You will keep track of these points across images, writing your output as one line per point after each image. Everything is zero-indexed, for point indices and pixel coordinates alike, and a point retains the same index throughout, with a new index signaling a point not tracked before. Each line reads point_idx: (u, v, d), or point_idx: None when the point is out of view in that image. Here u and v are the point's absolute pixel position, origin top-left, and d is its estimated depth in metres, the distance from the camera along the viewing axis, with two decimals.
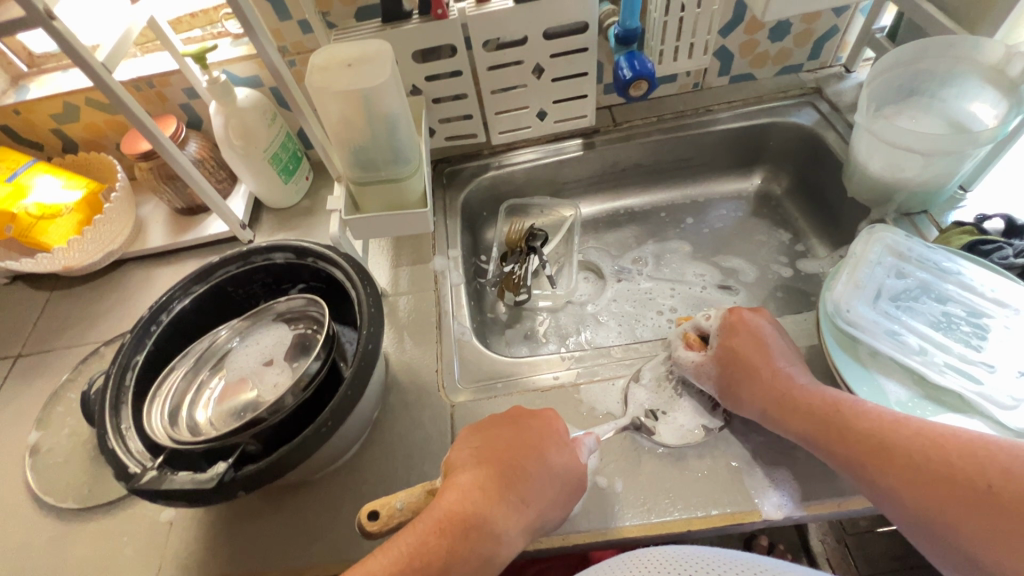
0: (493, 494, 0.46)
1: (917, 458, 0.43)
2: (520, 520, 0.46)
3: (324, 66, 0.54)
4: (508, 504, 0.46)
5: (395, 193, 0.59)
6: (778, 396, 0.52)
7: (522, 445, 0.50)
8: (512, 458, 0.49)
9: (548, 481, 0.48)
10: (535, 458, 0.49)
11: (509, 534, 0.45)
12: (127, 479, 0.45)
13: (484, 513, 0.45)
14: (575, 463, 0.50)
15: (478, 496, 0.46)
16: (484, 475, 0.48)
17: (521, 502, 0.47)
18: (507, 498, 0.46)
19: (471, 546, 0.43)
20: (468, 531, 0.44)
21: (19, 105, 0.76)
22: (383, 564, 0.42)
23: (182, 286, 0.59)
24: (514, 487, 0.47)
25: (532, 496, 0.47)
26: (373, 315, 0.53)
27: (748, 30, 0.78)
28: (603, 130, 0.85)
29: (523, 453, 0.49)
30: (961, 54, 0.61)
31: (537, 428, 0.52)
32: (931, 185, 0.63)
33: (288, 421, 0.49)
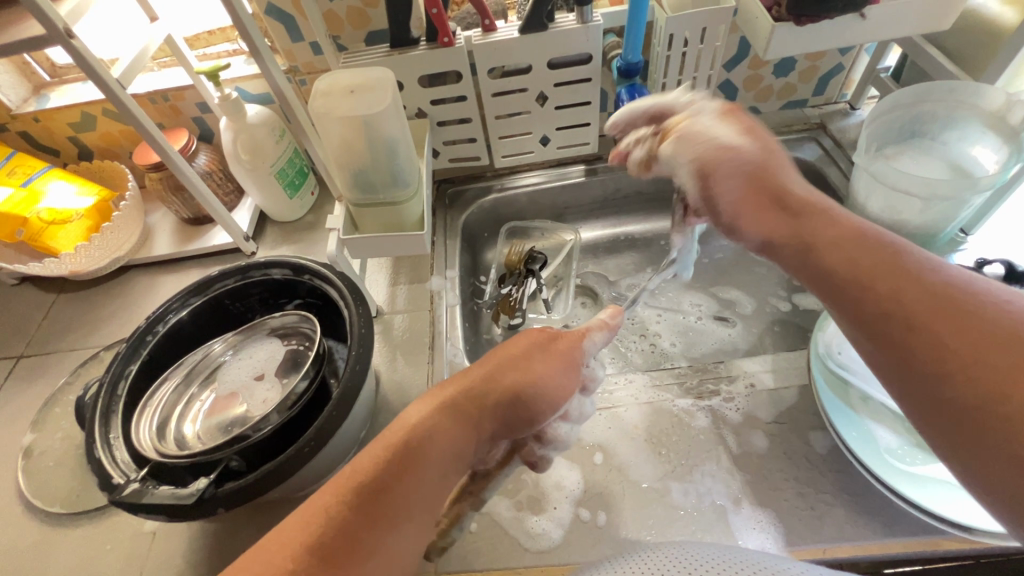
0: (464, 418, 0.44)
1: (891, 288, 0.36)
2: (475, 432, 0.44)
3: (328, 91, 0.56)
4: (466, 418, 0.44)
5: (392, 215, 0.60)
6: (785, 219, 0.44)
7: (513, 365, 0.48)
8: (470, 372, 0.47)
9: (534, 401, 0.46)
10: (523, 379, 0.47)
11: (462, 446, 0.43)
12: (111, 489, 0.46)
13: (448, 432, 0.42)
14: (550, 355, 0.50)
15: (448, 416, 0.43)
16: (442, 390, 0.46)
17: (488, 428, 0.45)
18: (463, 412, 0.44)
19: (430, 464, 0.40)
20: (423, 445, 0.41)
21: (39, 113, 0.79)
22: (332, 492, 0.37)
23: (180, 298, 0.60)
24: (474, 397, 0.45)
25: (491, 404, 0.46)
26: (363, 335, 0.54)
27: (752, 65, 0.79)
28: (606, 157, 0.86)
29: (486, 362, 0.48)
30: (962, 98, 0.61)
31: (516, 337, 0.51)
32: (931, 227, 0.63)
33: (273, 439, 0.49)
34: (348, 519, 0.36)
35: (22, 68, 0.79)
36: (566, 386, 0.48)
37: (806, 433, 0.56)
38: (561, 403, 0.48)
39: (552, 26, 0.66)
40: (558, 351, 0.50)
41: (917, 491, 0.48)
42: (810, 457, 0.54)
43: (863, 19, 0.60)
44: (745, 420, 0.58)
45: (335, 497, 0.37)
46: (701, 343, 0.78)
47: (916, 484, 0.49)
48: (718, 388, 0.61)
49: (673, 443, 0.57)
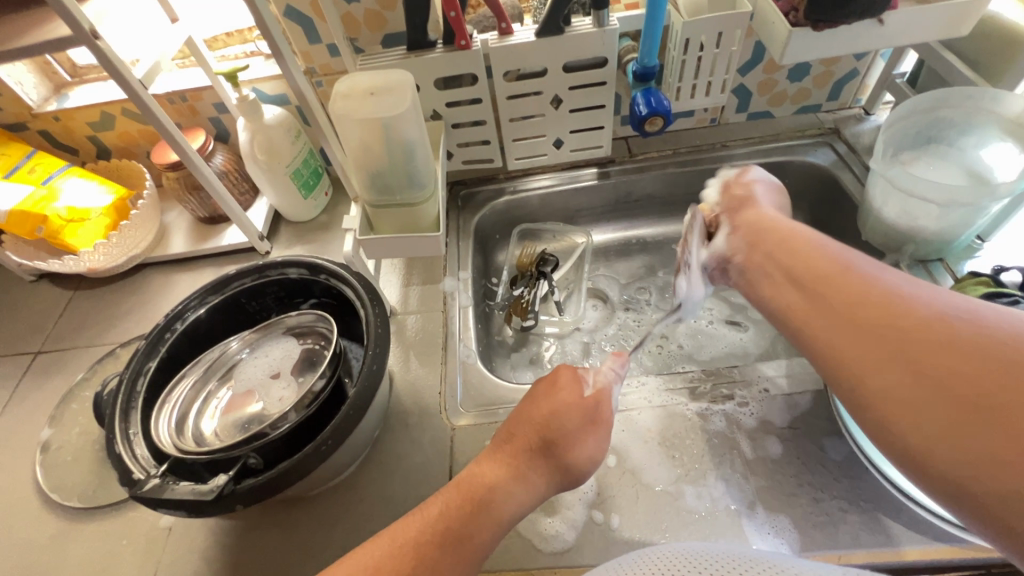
0: (519, 471, 0.47)
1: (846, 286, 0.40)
2: (528, 483, 0.47)
3: (348, 93, 0.56)
4: (523, 478, 0.47)
5: (409, 216, 0.61)
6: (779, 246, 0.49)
7: (566, 422, 0.50)
8: (524, 434, 0.49)
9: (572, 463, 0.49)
10: (572, 440, 0.49)
11: (519, 502, 0.46)
12: (131, 484, 0.46)
13: (504, 487, 0.46)
14: (594, 424, 0.51)
15: (506, 470, 0.47)
16: (507, 448, 0.49)
17: (539, 481, 0.47)
18: (521, 472, 0.47)
19: (488, 517, 0.44)
20: (482, 501, 0.44)
21: (60, 112, 0.80)
22: (417, 528, 0.42)
23: (198, 296, 0.60)
24: (531, 462, 0.48)
25: (545, 464, 0.48)
26: (379, 335, 0.54)
27: (767, 69, 0.79)
28: (619, 160, 0.87)
29: (537, 421, 0.50)
30: (980, 105, 0.61)
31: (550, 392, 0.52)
32: (947, 234, 0.63)
33: (290, 437, 0.50)
34: (427, 556, 0.40)
35: (43, 68, 0.80)
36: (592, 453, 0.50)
37: (820, 439, 0.56)
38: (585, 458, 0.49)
39: (568, 30, 0.66)
40: (600, 420, 0.51)
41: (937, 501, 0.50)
42: (825, 462, 0.54)
43: (880, 25, 0.60)
44: (759, 425, 0.58)
45: (420, 534, 0.42)
46: (713, 347, 0.78)
47: None
48: (732, 392, 0.60)
49: (687, 447, 0.57)
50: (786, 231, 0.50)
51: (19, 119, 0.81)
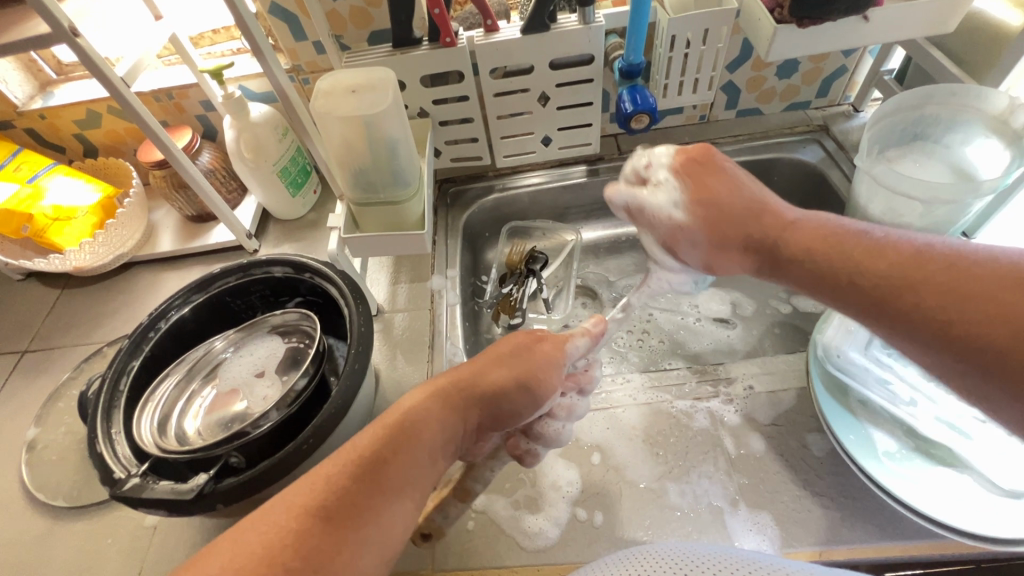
0: (443, 402, 0.44)
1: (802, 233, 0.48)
2: (447, 415, 0.44)
3: (330, 91, 0.56)
4: (448, 404, 0.44)
5: (393, 214, 0.61)
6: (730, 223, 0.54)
7: (511, 357, 0.50)
8: (469, 368, 0.48)
9: (512, 394, 0.47)
10: (505, 372, 0.48)
11: (443, 428, 0.43)
12: (112, 484, 0.46)
13: (426, 416, 0.42)
14: (532, 352, 0.51)
15: (429, 400, 0.44)
16: (439, 379, 0.46)
17: (458, 410, 0.45)
18: (446, 398, 0.45)
19: (406, 446, 0.40)
20: (404, 430, 0.41)
21: (45, 110, 0.80)
22: (337, 464, 0.38)
23: (182, 295, 0.60)
24: (458, 390, 0.46)
25: (477, 394, 0.46)
26: (363, 333, 0.54)
27: (755, 66, 0.79)
28: (608, 157, 0.86)
29: (475, 362, 0.49)
30: (964, 101, 0.61)
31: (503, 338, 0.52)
32: (932, 231, 0.63)
33: (273, 436, 0.50)
34: (341, 489, 0.36)
35: (28, 65, 0.79)
36: (544, 384, 0.49)
37: (803, 436, 0.56)
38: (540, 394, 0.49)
39: (554, 27, 0.66)
40: (539, 352, 0.51)
41: (917, 497, 0.48)
42: (808, 459, 0.54)
43: (865, 22, 0.60)
44: (742, 423, 0.58)
45: (340, 468, 0.38)
46: (701, 345, 0.78)
47: (917, 488, 0.49)
48: (716, 390, 0.61)
49: (672, 444, 0.57)
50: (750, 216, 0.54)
51: (4, 117, 0.81)
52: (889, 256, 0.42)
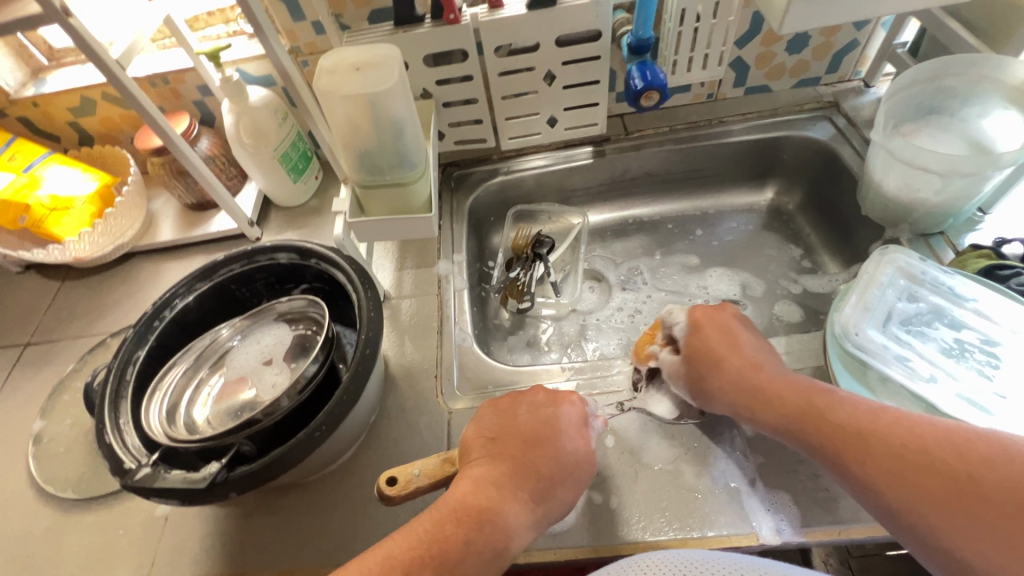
0: (506, 489, 0.46)
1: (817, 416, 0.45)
2: (531, 518, 0.46)
3: (333, 69, 0.54)
4: (515, 494, 0.46)
5: (399, 197, 0.59)
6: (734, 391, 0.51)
7: (538, 435, 0.50)
8: (529, 457, 0.48)
9: (564, 475, 0.48)
10: (550, 457, 0.49)
11: (522, 524, 0.45)
12: (122, 474, 0.45)
13: (496, 506, 0.45)
14: (557, 433, 0.50)
15: (491, 491, 0.46)
16: (494, 462, 0.48)
17: (531, 500, 0.46)
18: (512, 489, 0.46)
19: (482, 535, 0.43)
20: (481, 521, 0.43)
21: (37, 97, 0.78)
22: (403, 548, 0.41)
23: (186, 283, 0.59)
24: (521, 479, 0.47)
25: (533, 478, 0.47)
26: (372, 318, 0.53)
27: (765, 41, 0.77)
28: (615, 138, 0.85)
29: (514, 441, 0.50)
30: (984, 72, 0.59)
31: (528, 412, 0.52)
32: (948, 207, 0.61)
33: (283, 425, 0.49)
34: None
35: (19, 51, 0.77)
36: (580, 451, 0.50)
37: None
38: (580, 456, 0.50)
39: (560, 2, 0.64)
40: (573, 429, 0.51)
41: None
42: None
43: None
44: None
45: (409, 555, 0.41)
46: None
47: None
48: None
49: (686, 426, 0.57)
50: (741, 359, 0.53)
51: None
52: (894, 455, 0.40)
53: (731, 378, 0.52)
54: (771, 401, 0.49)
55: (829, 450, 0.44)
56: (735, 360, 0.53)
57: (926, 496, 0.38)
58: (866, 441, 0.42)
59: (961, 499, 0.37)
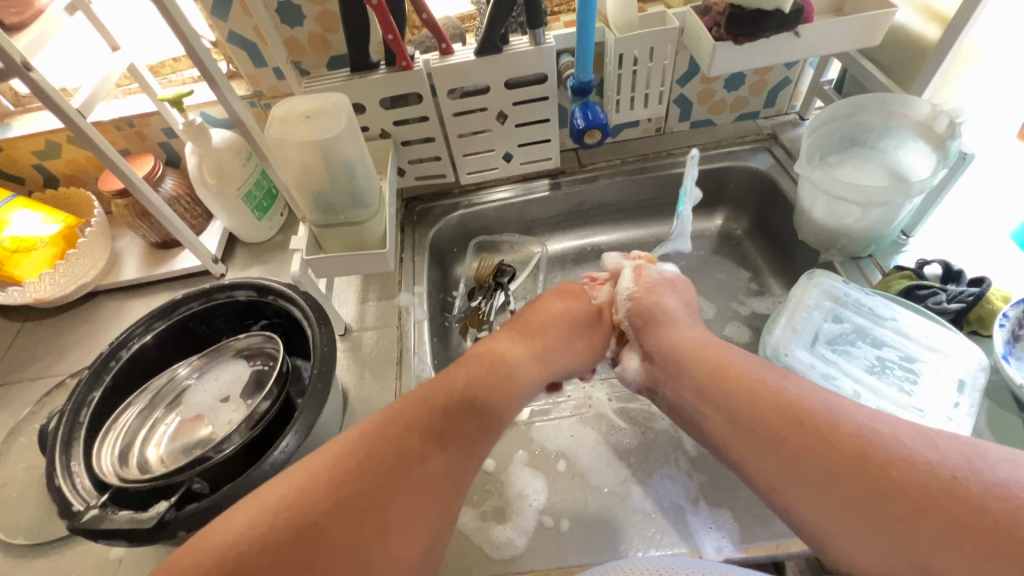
0: (523, 346, 0.58)
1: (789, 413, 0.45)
2: (541, 353, 0.59)
3: (285, 117, 0.56)
4: (536, 350, 0.59)
5: (355, 234, 0.62)
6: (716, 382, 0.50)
7: (554, 312, 0.63)
8: (540, 321, 0.62)
9: (570, 332, 0.63)
10: (562, 326, 0.62)
11: (534, 368, 0.57)
12: (70, 517, 0.46)
13: (513, 358, 0.56)
14: (572, 301, 0.66)
15: (515, 349, 0.57)
16: (516, 329, 0.60)
17: (542, 349, 0.59)
18: (535, 347, 0.59)
19: (503, 378, 0.54)
20: (501, 367, 0.55)
21: (2, 142, 0.79)
22: (438, 393, 0.50)
23: (144, 323, 0.60)
24: (537, 336, 0.60)
25: (547, 336, 0.61)
26: (326, 353, 0.55)
27: (703, 80, 0.82)
28: (569, 171, 0.89)
29: (534, 314, 0.63)
30: (893, 109, 0.65)
31: (550, 301, 0.65)
32: (871, 232, 0.66)
33: (235, 461, 0.50)
34: (445, 410, 0.49)
35: None
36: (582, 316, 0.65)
37: None
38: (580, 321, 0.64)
39: (506, 48, 0.68)
40: (579, 300, 0.66)
41: None
42: None
43: (797, 37, 0.63)
44: None
45: (443, 396, 0.50)
46: None
47: None
48: None
49: (634, 448, 0.59)
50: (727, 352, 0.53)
51: None
52: (862, 463, 0.40)
53: (702, 369, 0.52)
54: (748, 395, 0.48)
55: (780, 464, 0.43)
56: (705, 351, 0.54)
57: (883, 513, 0.38)
58: (832, 455, 0.41)
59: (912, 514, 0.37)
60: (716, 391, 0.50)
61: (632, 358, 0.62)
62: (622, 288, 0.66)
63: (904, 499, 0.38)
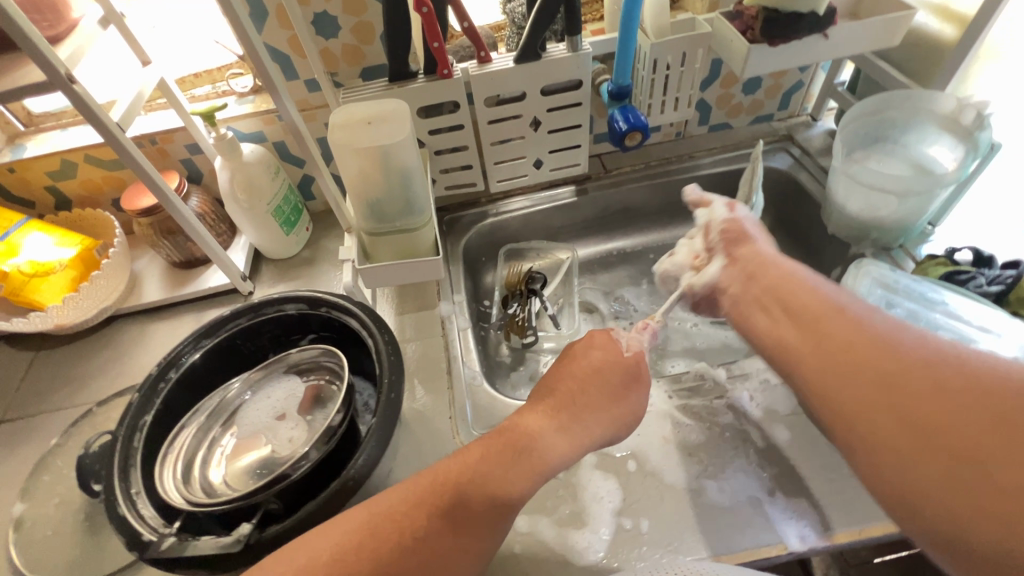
0: (551, 424, 0.52)
1: (841, 339, 0.45)
2: (557, 427, 0.52)
3: (345, 123, 0.55)
4: (562, 430, 0.52)
5: (407, 242, 0.61)
6: (779, 303, 0.52)
7: (597, 386, 0.56)
8: (578, 391, 0.55)
9: (602, 415, 0.54)
10: (603, 406, 0.55)
11: (561, 454, 0.51)
12: (143, 547, 0.43)
13: (535, 435, 0.51)
14: (637, 378, 0.58)
15: (541, 422, 0.53)
16: (551, 402, 0.55)
17: (569, 431, 0.52)
18: (560, 424, 0.53)
19: (518, 458, 0.49)
20: (519, 448, 0.50)
21: (16, 163, 0.76)
22: (455, 468, 0.47)
23: (192, 341, 0.57)
24: (575, 417, 0.53)
25: (586, 416, 0.54)
26: (392, 362, 0.53)
27: (724, 84, 0.85)
28: (595, 176, 0.90)
29: (583, 374, 0.57)
30: (919, 104, 0.68)
31: (602, 349, 0.59)
32: (904, 222, 0.69)
33: (311, 478, 0.47)
34: (441, 507, 0.45)
35: None
36: (626, 399, 0.56)
37: None
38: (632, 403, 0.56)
39: (544, 55, 0.69)
40: (641, 378, 0.58)
41: None
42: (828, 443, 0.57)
43: (825, 38, 0.66)
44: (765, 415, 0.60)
45: (457, 472, 0.47)
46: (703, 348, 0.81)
47: None
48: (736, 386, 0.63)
49: (702, 443, 0.59)
50: (785, 270, 0.55)
51: None
52: (912, 378, 0.39)
53: (773, 288, 0.54)
54: (802, 315, 0.50)
55: (827, 383, 0.44)
56: (776, 269, 0.56)
57: (937, 436, 0.37)
58: (880, 377, 0.41)
59: (978, 432, 0.35)
60: (777, 306, 0.53)
61: (711, 265, 0.63)
62: (712, 219, 0.65)
63: (943, 424, 0.37)
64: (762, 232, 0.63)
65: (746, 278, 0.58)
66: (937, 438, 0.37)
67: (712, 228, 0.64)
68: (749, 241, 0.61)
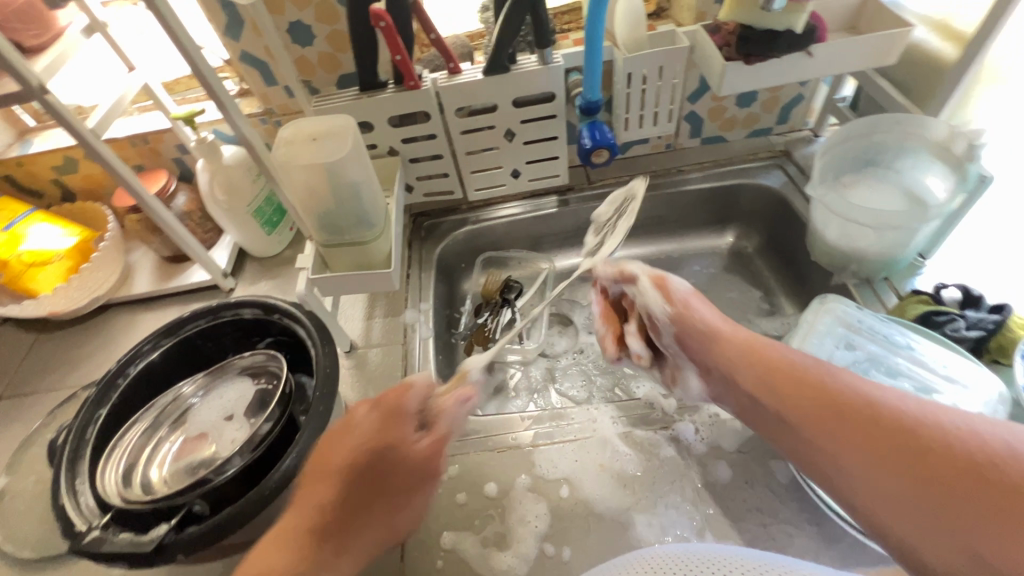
0: (356, 509, 0.46)
1: (819, 392, 0.45)
2: (336, 553, 0.43)
3: (292, 140, 0.57)
4: (343, 549, 0.44)
5: (359, 254, 0.62)
6: (747, 370, 0.52)
7: (360, 488, 0.46)
8: (352, 456, 0.46)
9: (371, 526, 0.46)
10: (382, 513, 0.47)
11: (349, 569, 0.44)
12: (73, 537, 0.46)
13: (341, 523, 0.44)
14: (410, 486, 0.49)
15: (335, 509, 0.45)
16: (353, 488, 0.46)
17: (338, 550, 0.43)
18: (325, 532, 0.44)
19: (335, 561, 0.43)
20: (322, 544, 0.43)
21: (23, 158, 0.81)
22: (321, 500, 0.45)
23: (151, 340, 0.60)
24: (358, 513, 0.46)
25: (377, 507, 0.47)
26: (328, 374, 0.54)
27: (714, 97, 0.81)
28: (578, 187, 0.89)
29: (349, 451, 0.47)
30: (909, 129, 0.63)
31: (372, 417, 0.49)
32: (887, 255, 0.64)
33: (235, 484, 0.50)
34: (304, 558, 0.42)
35: (6, 116, 0.81)
36: (414, 492, 0.49)
37: (767, 463, 0.56)
38: (420, 470, 0.49)
39: (514, 68, 0.68)
40: (432, 476, 0.50)
41: None
42: (771, 487, 0.55)
43: (809, 56, 0.62)
44: (710, 450, 0.58)
45: (323, 506, 0.45)
46: None
47: None
48: (685, 418, 0.61)
49: (641, 475, 0.57)
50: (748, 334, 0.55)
51: None
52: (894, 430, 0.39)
53: (739, 350, 0.54)
54: (771, 377, 0.49)
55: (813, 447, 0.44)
56: (738, 332, 0.55)
57: (921, 487, 0.36)
58: (863, 431, 0.41)
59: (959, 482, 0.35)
60: (747, 372, 0.52)
61: (688, 374, 0.60)
62: (651, 309, 0.60)
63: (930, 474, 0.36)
64: (704, 305, 0.59)
65: (733, 392, 0.54)
66: (928, 491, 0.36)
67: (659, 325, 0.60)
68: (705, 336, 0.57)
